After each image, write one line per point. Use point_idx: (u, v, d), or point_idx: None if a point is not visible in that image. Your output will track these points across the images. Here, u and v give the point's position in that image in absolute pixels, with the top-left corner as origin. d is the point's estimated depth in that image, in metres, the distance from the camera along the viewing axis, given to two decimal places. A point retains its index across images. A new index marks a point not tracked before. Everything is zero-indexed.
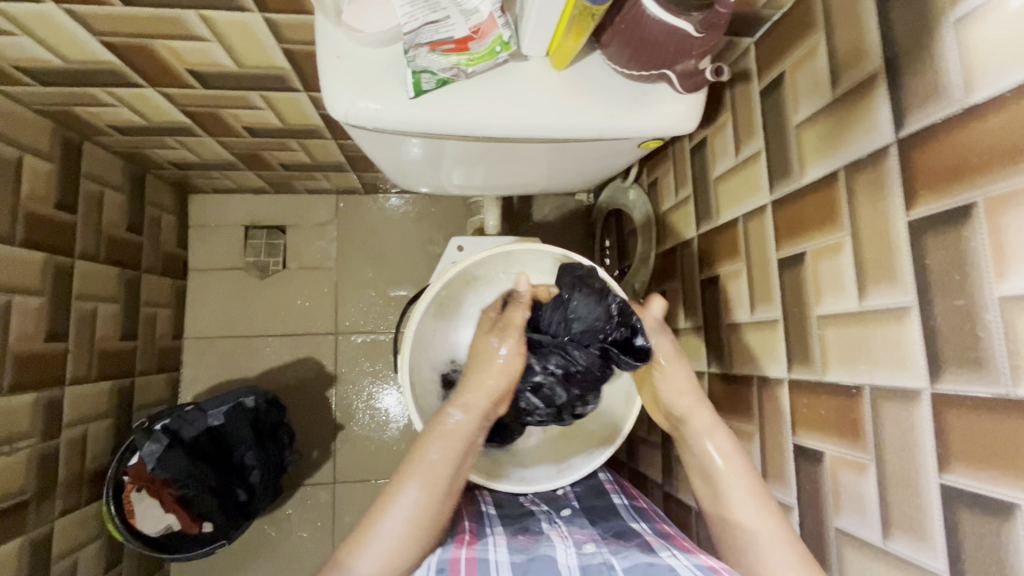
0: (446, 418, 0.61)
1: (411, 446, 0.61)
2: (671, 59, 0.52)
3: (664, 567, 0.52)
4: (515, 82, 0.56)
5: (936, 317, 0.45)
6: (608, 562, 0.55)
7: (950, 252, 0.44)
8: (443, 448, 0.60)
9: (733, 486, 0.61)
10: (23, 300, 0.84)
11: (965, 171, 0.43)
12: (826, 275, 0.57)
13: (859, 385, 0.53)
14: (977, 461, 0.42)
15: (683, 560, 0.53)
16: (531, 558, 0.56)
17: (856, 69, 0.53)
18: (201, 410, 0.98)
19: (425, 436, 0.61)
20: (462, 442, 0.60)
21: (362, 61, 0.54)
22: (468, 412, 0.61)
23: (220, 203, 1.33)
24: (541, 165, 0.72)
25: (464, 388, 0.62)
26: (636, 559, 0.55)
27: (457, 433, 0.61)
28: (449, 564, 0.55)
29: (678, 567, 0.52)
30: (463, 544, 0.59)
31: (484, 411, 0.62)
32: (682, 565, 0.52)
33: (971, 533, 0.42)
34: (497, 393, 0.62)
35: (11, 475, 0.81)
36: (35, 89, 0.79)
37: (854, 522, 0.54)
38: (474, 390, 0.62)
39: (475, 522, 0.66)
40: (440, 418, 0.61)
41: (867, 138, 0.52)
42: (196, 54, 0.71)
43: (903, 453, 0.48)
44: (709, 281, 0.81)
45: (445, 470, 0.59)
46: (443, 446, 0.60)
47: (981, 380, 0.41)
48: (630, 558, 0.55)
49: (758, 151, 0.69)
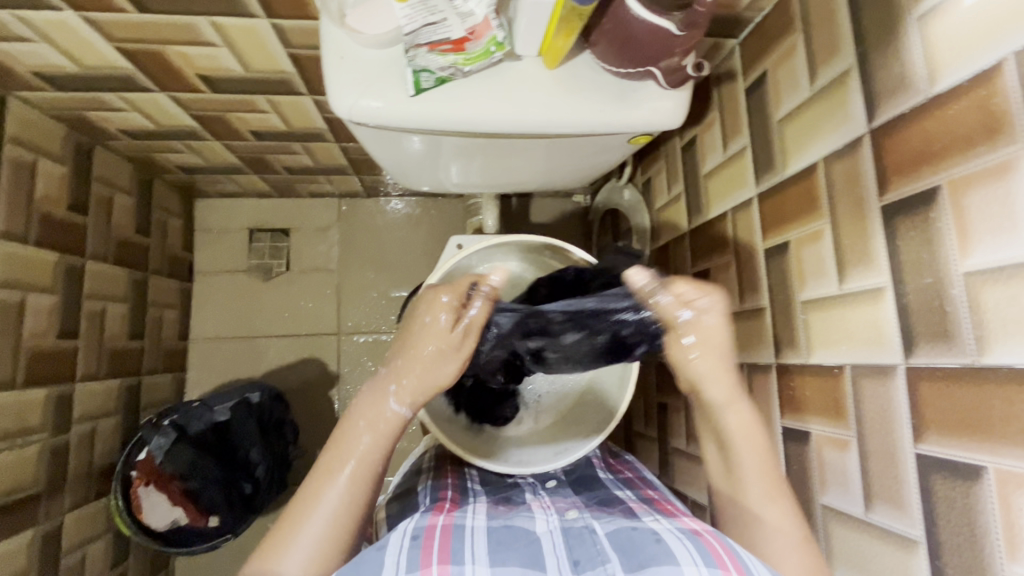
0: (379, 405, 0.60)
1: (338, 432, 0.59)
2: (656, 56, 0.55)
3: (647, 531, 0.54)
4: (509, 81, 0.59)
5: (908, 295, 0.48)
6: (590, 526, 0.57)
7: (920, 233, 0.46)
8: (375, 436, 0.59)
9: (746, 460, 0.59)
10: (37, 298, 0.87)
11: (931, 156, 0.45)
12: (808, 261, 0.60)
13: (841, 365, 0.55)
14: (947, 429, 0.44)
15: (665, 524, 0.56)
16: (509, 525, 0.57)
17: (832, 65, 0.56)
18: (206, 406, 1.02)
19: (355, 423, 0.59)
20: (394, 431, 0.60)
21: (364, 62, 0.57)
22: (403, 402, 0.60)
23: (225, 207, 1.36)
24: (536, 160, 0.75)
25: (399, 374, 0.61)
26: (618, 523, 0.57)
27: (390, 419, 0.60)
28: (425, 529, 0.53)
29: (660, 530, 0.54)
30: (440, 512, 0.58)
31: (419, 404, 0.61)
32: (663, 528, 0.54)
33: (945, 498, 0.44)
34: (426, 391, 0.61)
35: (24, 468, 0.84)
36: (50, 94, 0.83)
37: (838, 498, 0.56)
38: (409, 379, 0.61)
39: (458, 493, 0.68)
40: (374, 404, 0.60)
41: (843, 130, 0.55)
42: (205, 59, 0.75)
43: (882, 427, 0.50)
44: (701, 274, 0.84)
45: (377, 457, 0.59)
46: (375, 433, 0.59)
47: (950, 352, 0.44)
48: (613, 523, 0.58)
49: (744, 147, 0.72)
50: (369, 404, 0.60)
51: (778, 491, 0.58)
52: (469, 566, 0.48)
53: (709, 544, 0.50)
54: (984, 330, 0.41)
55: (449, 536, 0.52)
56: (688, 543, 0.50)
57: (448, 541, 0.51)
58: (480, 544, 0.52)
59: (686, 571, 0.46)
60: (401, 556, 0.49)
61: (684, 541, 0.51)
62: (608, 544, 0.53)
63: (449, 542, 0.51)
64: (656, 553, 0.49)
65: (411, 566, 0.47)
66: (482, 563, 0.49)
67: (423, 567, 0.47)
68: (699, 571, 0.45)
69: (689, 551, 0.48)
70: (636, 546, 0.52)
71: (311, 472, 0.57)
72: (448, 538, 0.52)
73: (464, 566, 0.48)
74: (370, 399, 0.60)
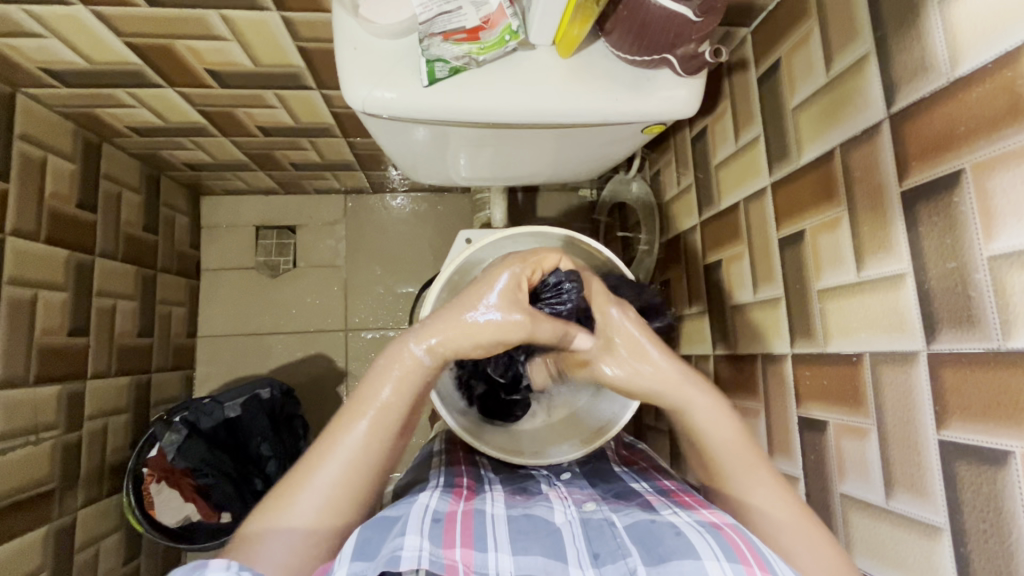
0: (404, 354, 0.59)
1: (366, 374, 0.59)
2: (671, 43, 0.54)
3: (667, 523, 0.53)
4: (523, 70, 0.58)
5: (930, 281, 0.47)
6: (609, 519, 0.56)
7: (942, 218, 0.46)
8: (396, 388, 0.58)
9: None
10: (47, 295, 0.87)
11: (953, 140, 0.45)
12: (825, 249, 0.60)
13: (860, 353, 0.55)
14: (971, 415, 0.44)
15: (684, 517, 0.55)
16: (529, 513, 0.56)
17: (848, 51, 0.56)
18: (218, 402, 1.00)
19: (378, 373, 0.58)
20: (417, 383, 0.59)
21: (377, 53, 0.57)
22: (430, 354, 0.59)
23: (232, 204, 1.36)
24: (547, 151, 0.75)
25: (433, 326, 0.60)
26: (637, 516, 0.56)
27: (414, 368, 0.59)
28: (446, 513, 0.53)
29: (680, 524, 0.53)
30: (460, 499, 0.58)
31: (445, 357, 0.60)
32: (682, 521, 0.53)
33: (969, 483, 0.44)
34: (459, 348, 0.60)
35: (37, 465, 0.84)
36: (59, 91, 0.83)
37: (858, 486, 0.56)
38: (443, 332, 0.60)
39: (474, 481, 0.67)
40: (399, 352, 0.59)
41: (861, 116, 0.55)
42: (215, 53, 0.74)
43: (905, 415, 0.50)
44: (712, 266, 0.83)
45: (398, 408, 0.57)
46: (398, 385, 0.58)
47: (974, 337, 0.44)
48: (631, 516, 0.57)
49: (756, 136, 0.72)
50: (395, 352, 0.59)
51: (756, 471, 0.59)
52: (492, 555, 0.48)
53: (730, 539, 0.49)
54: (1009, 314, 0.41)
55: (470, 521, 0.52)
56: (709, 538, 0.49)
57: (470, 527, 0.52)
58: (502, 532, 0.52)
59: (709, 567, 0.45)
60: (424, 526, 0.49)
61: (705, 535, 0.50)
62: (628, 537, 0.53)
63: (471, 527, 0.52)
64: (676, 546, 0.49)
65: (435, 540, 0.48)
66: (505, 551, 0.49)
67: (447, 547, 0.48)
68: (721, 568, 0.45)
69: (710, 545, 0.48)
70: (655, 538, 0.51)
71: (334, 420, 0.58)
72: (470, 523, 0.52)
73: (487, 554, 0.48)
74: (400, 346, 0.60)
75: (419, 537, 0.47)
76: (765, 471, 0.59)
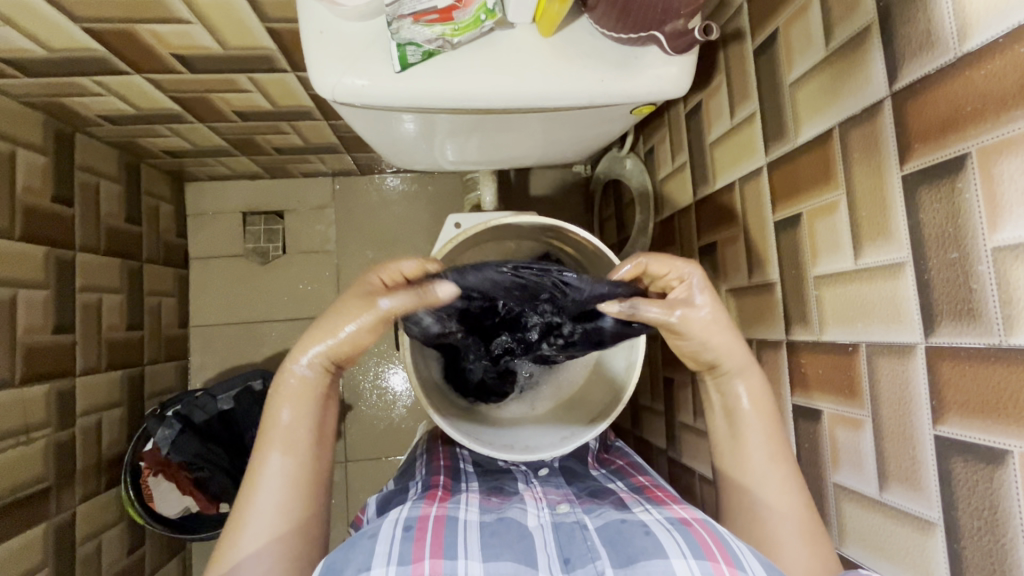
0: (289, 375, 0.60)
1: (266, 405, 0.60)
2: (659, 19, 0.51)
3: (637, 522, 0.53)
4: (501, 51, 0.55)
5: (931, 272, 0.45)
6: (581, 521, 0.56)
7: (943, 206, 0.44)
8: (294, 408, 0.59)
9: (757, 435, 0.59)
10: (28, 294, 0.86)
11: (959, 122, 0.42)
12: (821, 233, 0.57)
13: (856, 342, 0.53)
14: (969, 411, 0.42)
15: (655, 515, 0.55)
16: (502, 518, 0.56)
17: (849, 22, 0.52)
18: (211, 394, 1.02)
19: (272, 407, 0.59)
20: (312, 395, 0.60)
21: (345, 36, 0.53)
22: (311, 367, 0.60)
23: (216, 190, 1.33)
24: (535, 134, 0.71)
25: (300, 341, 0.60)
26: (608, 516, 0.56)
27: (306, 384, 0.60)
28: (417, 520, 0.53)
29: (649, 522, 0.53)
30: (433, 502, 0.58)
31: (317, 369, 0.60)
32: (653, 519, 0.53)
33: (965, 481, 0.43)
34: (339, 353, 0.60)
35: (30, 465, 0.84)
36: (21, 81, 0.79)
37: (851, 476, 0.55)
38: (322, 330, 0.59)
39: (451, 476, 0.68)
40: (285, 376, 0.60)
41: (862, 93, 0.51)
42: (181, 37, 0.70)
43: (900, 407, 0.49)
44: (707, 247, 0.81)
45: (305, 429, 0.59)
46: (294, 405, 0.59)
47: (974, 331, 0.42)
48: (602, 516, 0.56)
49: (753, 113, 0.68)
50: (280, 381, 0.60)
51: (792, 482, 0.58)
52: (461, 563, 0.48)
53: (697, 534, 0.49)
54: (1012, 309, 0.39)
55: (442, 529, 0.52)
56: (677, 535, 0.49)
57: (440, 535, 0.51)
58: (474, 538, 0.51)
59: (676, 565, 0.46)
60: (393, 547, 0.49)
61: (673, 533, 0.50)
62: (598, 537, 0.52)
63: (442, 535, 0.51)
64: (646, 546, 0.49)
65: (403, 560, 0.47)
66: (475, 558, 0.48)
67: (416, 562, 0.47)
68: (689, 566, 0.45)
69: (679, 544, 0.48)
70: (625, 538, 0.51)
71: (249, 464, 0.58)
72: (441, 531, 0.51)
73: (457, 562, 0.48)
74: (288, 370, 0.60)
75: (385, 567, 0.46)
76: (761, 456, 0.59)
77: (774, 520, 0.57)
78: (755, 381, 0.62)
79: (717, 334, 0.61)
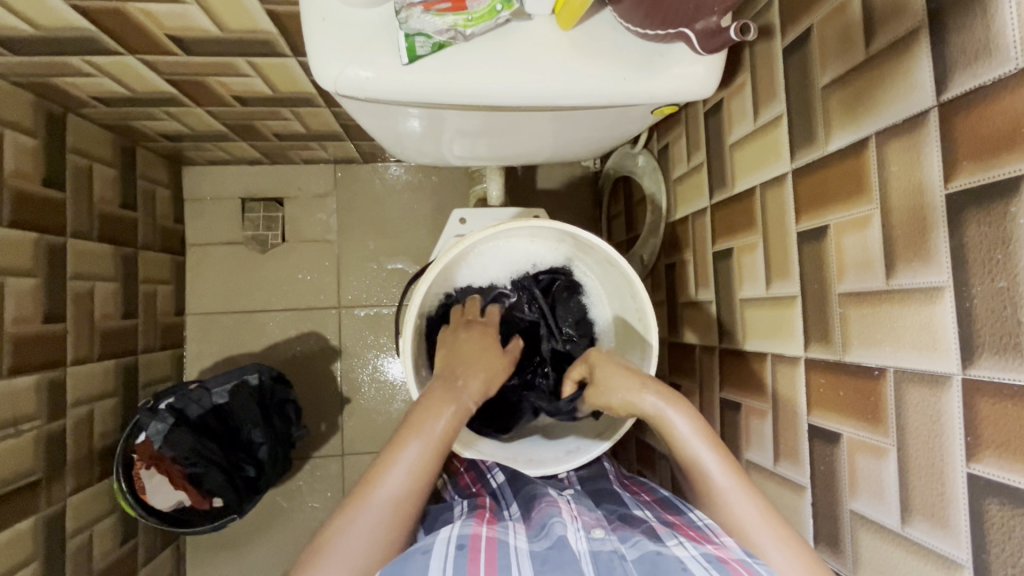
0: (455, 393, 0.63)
1: (419, 403, 0.62)
2: (689, 16, 0.47)
3: (673, 557, 0.50)
4: (516, 44, 0.51)
5: (973, 300, 0.42)
6: (619, 551, 0.53)
7: (991, 230, 0.40)
8: (447, 423, 0.61)
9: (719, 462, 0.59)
10: (17, 282, 0.83)
11: (1015, 140, 0.39)
12: (850, 249, 0.54)
13: (883, 367, 0.50)
14: (1010, 452, 0.40)
15: (690, 550, 0.51)
16: (550, 538, 0.53)
17: (893, 24, 0.48)
18: (205, 388, 0.99)
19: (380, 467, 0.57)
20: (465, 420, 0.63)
21: (350, 24, 0.50)
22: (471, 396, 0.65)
23: (215, 176, 1.29)
24: (548, 132, 0.68)
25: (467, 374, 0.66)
26: (643, 547, 0.53)
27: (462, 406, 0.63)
28: (470, 539, 0.52)
29: (686, 558, 0.50)
30: (484, 521, 0.57)
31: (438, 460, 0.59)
32: (689, 556, 0.50)
33: (999, 524, 0.40)
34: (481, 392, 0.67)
35: (19, 458, 0.81)
36: (9, 60, 0.75)
37: (869, 505, 0.53)
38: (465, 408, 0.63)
39: (494, 501, 0.66)
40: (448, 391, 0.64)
41: (904, 102, 0.48)
42: (176, 18, 0.66)
43: (928, 439, 0.46)
44: (721, 253, 0.78)
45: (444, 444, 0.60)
46: (450, 420, 0.61)
47: (1020, 368, 0.39)
48: (638, 547, 0.53)
49: (778, 117, 0.64)
50: (442, 391, 0.64)
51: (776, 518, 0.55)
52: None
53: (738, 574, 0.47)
54: None
55: (495, 551, 0.51)
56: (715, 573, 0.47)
57: (494, 557, 0.50)
58: (526, 566, 0.50)
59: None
60: (448, 562, 0.49)
61: (711, 570, 0.47)
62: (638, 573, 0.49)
63: (495, 557, 0.50)
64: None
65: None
66: None
67: None
68: None
69: None
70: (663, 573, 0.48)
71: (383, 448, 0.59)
72: (495, 552, 0.51)
73: None
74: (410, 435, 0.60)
75: None
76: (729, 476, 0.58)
77: (768, 528, 0.54)
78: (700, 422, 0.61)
79: (621, 385, 0.64)
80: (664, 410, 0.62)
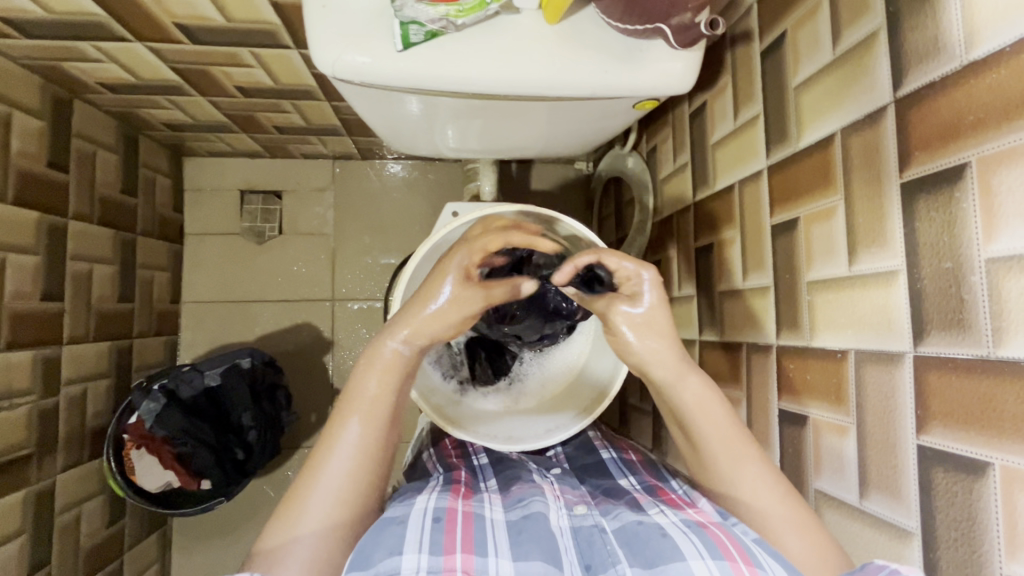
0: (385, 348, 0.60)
1: (356, 366, 0.61)
2: (666, 12, 0.50)
3: (653, 525, 0.53)
4: (505, 36, 0.54)
5: (923, 281, 0.45)
6: (599, 524, 0.56)
7: (940, 215, 0.43)
8: (382, 380, 0.59)
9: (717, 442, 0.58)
10: (18, 258, 0.85)
11: (961, 131, 0.42)
12: (817, 239, 0.57)
13: (845, 349, 0.53)
14: (954, 422, 0.42)
15: (670, 517, 0.54)
16: (528, 514, 0.55)
17: (857, 26, 0.52)
18: (198, 370, 1.01)
19: (361, 369, 0.60)
20: (402, 371, 0.60)
21: (348, 13, 0.53)
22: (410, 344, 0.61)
23: (216, 167, 1.32)
24: (537, 123, 0.71)
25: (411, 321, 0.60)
26: (624, 518, 0.55)
27: (397, 357, 0.60)
28: (445, 513, 0.54)
29: (666, 524, 0.53)
30: (458, 497, 0.58)
31: (425, 346, 0.61)
32: (669, 522, 0.53)
33: (943, 490, 0.43)
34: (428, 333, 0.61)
35: (12, 430, 0.83)
36: (21, 42, 0.78)
37: (831, 482, 0.55)
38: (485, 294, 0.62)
39: (470, 474, 0.68)
40: (378, 346, 0.60)
41: (865, 99, 0.51)
42: (184, 5, 0.70)
43: (884, 415, 0.49)
44: (703, 248, 0.81)
45: (386, 400, 0.59)
46: (383, 376, 0.59)
47: (964, 342, 0.42)
48: (619, 519, 0.56)
49: (756, 116, 0.68)
50: (372, 349, 0.61)
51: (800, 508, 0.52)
52: (493, 560, 0.48)
53: (715, 536, 0.49)
54: (1002, 320, 0.39)
55: (471, 526, 0.52)
56: (693, 537, 0.49)
57: (471, 531, 0.52)
58: (502, 537, 0.52)
59: (693, 565, 0.46)
60: (424, 536, 0.50)
61: (690, 535, 0.50)
62: (616, 541, 0.52)
63: (472, 532, 0.51)
64: (662, 548, 0.49)
65: (435, 550, 0.48)
66: (506, 556, 0.49)
67: (448, 554, 0.48)
68: (707, 567, 0.45)
69: (696, 545, 0.48)
70: (641, 541, 0.51)
71: (327, 425, 0.59)
72: (470, 526, 0.52)
73: (488, 559, 0.48)
74: (406, 317, 0.61)
75: (417, 555, 0.47)
76: (730, 463, 0.57)
77: (794, 522, 0.52)
78: (703, 391, 0.60)
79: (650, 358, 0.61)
80: (680, 383, 0.60)
